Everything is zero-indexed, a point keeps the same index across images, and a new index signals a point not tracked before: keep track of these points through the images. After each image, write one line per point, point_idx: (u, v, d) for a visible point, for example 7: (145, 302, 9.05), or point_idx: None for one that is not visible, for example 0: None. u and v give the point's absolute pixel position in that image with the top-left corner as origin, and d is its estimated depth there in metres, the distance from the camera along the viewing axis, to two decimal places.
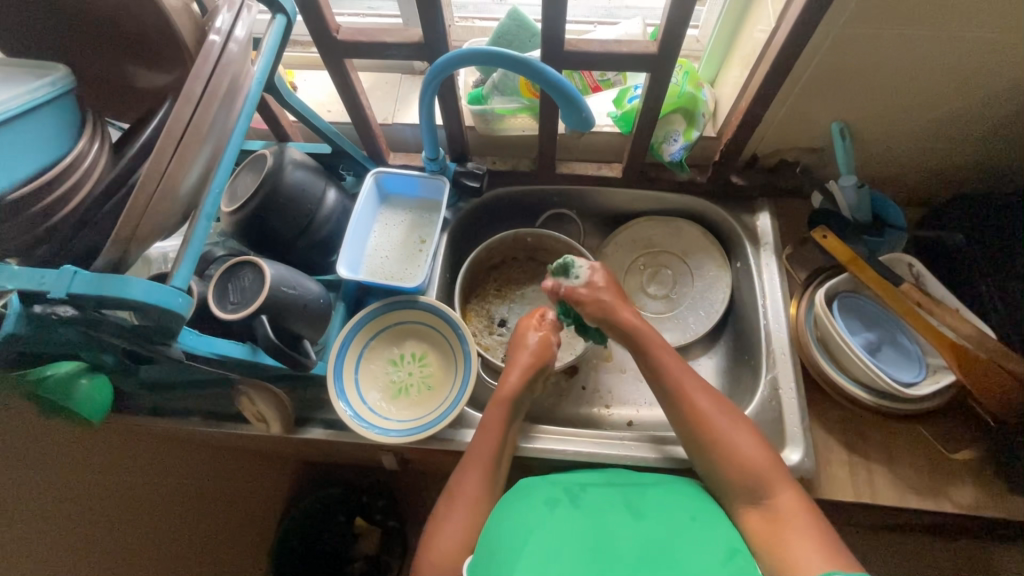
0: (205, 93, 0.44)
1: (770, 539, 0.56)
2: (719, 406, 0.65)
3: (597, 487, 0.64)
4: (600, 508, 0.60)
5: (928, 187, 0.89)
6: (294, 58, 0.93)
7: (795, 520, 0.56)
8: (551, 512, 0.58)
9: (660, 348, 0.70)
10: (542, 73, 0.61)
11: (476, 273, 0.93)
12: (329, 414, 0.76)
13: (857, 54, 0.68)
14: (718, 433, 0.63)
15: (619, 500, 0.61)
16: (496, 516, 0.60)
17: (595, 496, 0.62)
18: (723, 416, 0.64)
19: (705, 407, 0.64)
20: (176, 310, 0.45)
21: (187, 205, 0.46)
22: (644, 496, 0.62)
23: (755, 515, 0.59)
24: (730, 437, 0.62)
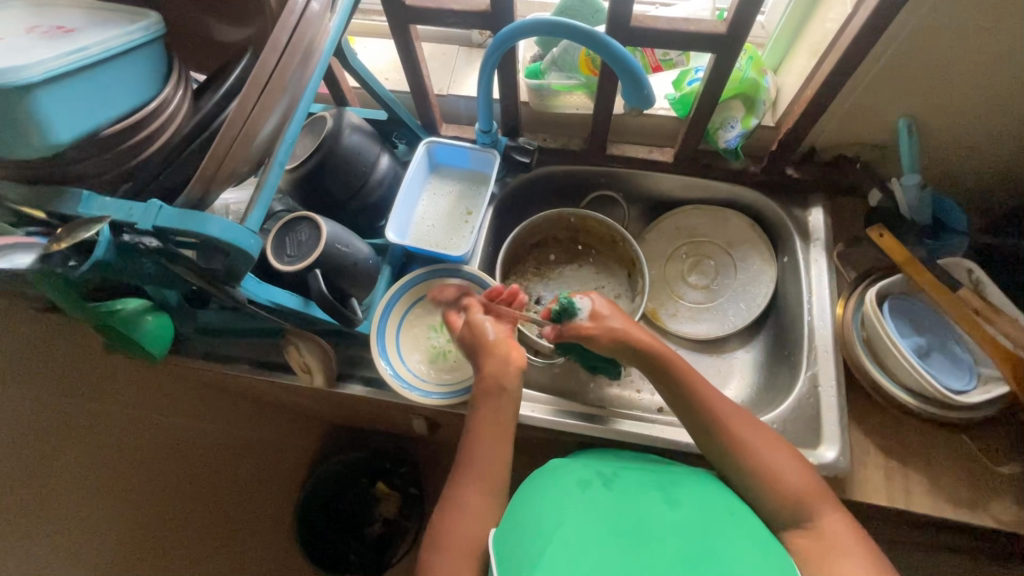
0: (289, 43, 0.46)
1: (817, 557, 0.56)
2: (758, 426, 0.64)
3: (627, 471, 0.66)
4: (632, 493, 0.62)
5: (997, 193, 0.85)
6: (357, 25, 0.95)
7: (841, 541, 0.56)
8: (582, 496, 0.60)
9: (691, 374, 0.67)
10: (607, 47, 0.60)
11: (517, 250, 0.94)
12: (369, 371, 0.78)
13: (938, 45, 0.65)
14: (764, 459, 0.62)
15: (652, 487, 0.63)
16: (526, 493, 0.63)
17: (626, 480, 0.64)
18: (763, 441, 0.63)
19: (744, 427, 0.64)
20: (249, 251, 0.47)
21: (263, 153, 0.48)
22: (676, 482, 0.63)
23: (801, 536, 0.58)
24: (774, 459, 0.62)
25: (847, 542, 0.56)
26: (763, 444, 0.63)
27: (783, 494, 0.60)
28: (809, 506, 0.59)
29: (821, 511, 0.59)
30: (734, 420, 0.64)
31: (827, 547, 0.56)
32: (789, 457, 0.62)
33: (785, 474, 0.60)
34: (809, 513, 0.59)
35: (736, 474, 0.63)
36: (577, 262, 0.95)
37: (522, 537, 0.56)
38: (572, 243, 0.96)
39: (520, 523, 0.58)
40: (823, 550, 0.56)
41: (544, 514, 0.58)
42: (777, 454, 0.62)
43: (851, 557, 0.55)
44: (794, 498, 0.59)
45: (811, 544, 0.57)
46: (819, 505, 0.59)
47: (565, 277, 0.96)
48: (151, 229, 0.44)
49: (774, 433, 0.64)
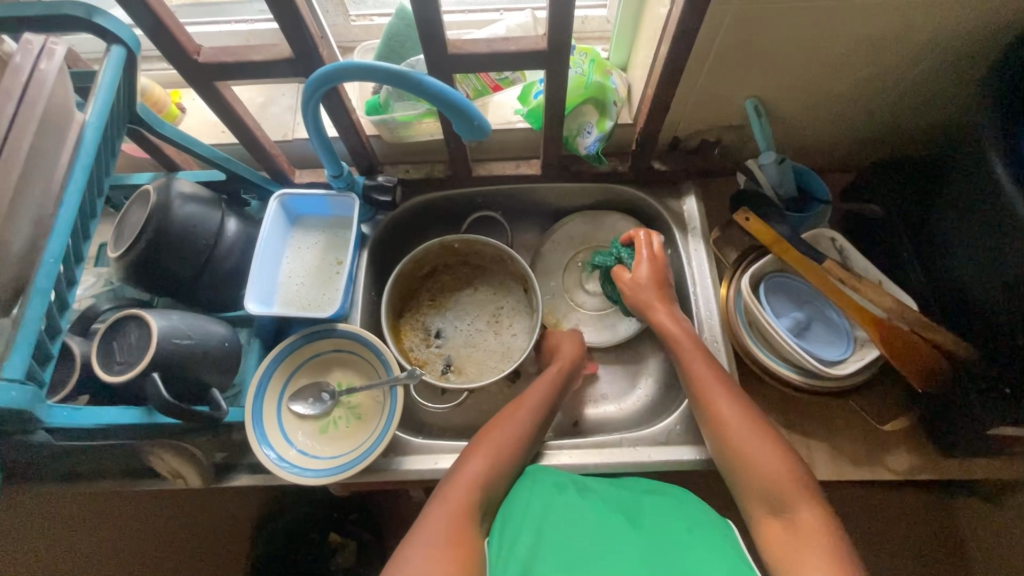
0: (1, 159, 0.37)
1: (783, 550, 0.55)
2: (745, 409, 0.64)
3: (604, 490, 0.64)
4: (600, 510, 0.60)
5: (852, 154, 0.88)
6: (175, 75, 0.85)
7: (811, 538, 0.54)
8: (554, 516, 0.59)
9: (696, 354, 0.69)
10: (422, 84, 0.56)
11: (407, 287, 0.89)
12: (254, 457, 0.72)
13: (761, 29, 0.64)
14: (744, 443, 0.61)
15: (616, 505, 0.61)
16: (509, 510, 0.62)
17: (595, 495, 0.62)
18: (747, 426, 0.62)
19: (731, 412, 0.63)
20: (13, 405, 0.40)
21: (13, 282, 0.40)
22: (643, 503, 0.61)
23: (774, 525, 0.57)
24: (752, 445, 0.61)
25: (814, 541, 0.54)
26: (749, 429, 0.62)
27: (761, 483, 0.59)
28: (784, 495, 0.57)
29: (798, 504, 0.57)
30: (724, 404, 0.64)
31: (794, 543, 0.54)
32: (769, 446, 0.60)
33: (763, 460, 0.59)
34: (786, 504, 0.57)
35: (722, 457, 0.63)
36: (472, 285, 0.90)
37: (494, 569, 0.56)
38: (463, 265, 0.91)
39: (498, 555, 0.57)
40: (789, 541, 0.55)
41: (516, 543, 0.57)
42: (762, 441, 0.61)
43: (815, 552, 0.53)
44: (769, 485, 0.58)
45: (784, 536, 0.56)
46: (792, 495, 0.57)
47: (463, 303, 0.90)
48: None
49: (760, 417, 0.64)
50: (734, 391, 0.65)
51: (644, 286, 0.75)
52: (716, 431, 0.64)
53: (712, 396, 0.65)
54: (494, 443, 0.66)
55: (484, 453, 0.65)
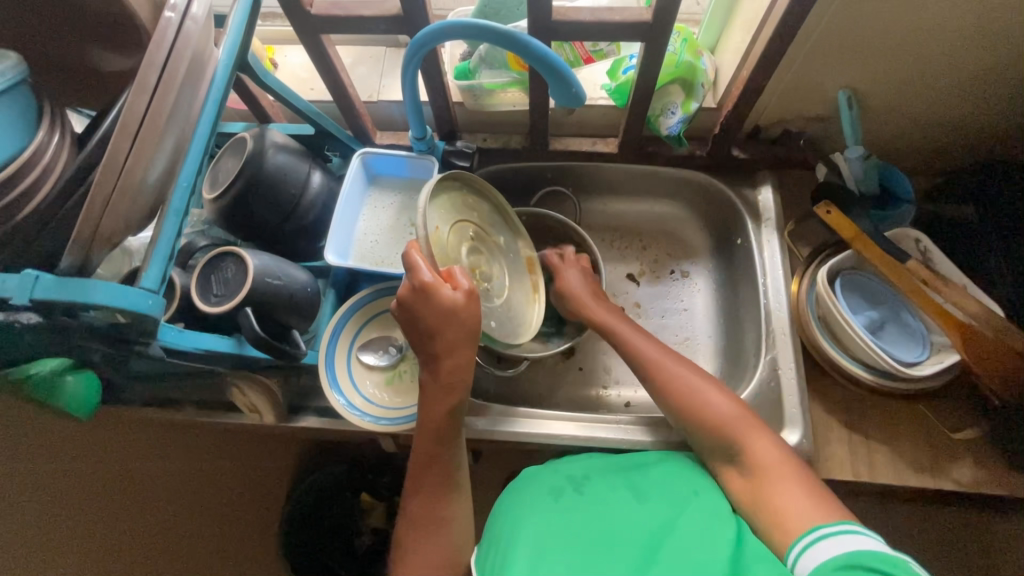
0: (160, 82, 0.40)
1: (753, 495, 0.57)
2: (692, 369, 0.67)
3: (599, 473, 0.64)
4: (602, 496, 0.60)
5: (941, 157, 0.84)
6: (272, 32, 0.89)
7: (773, 473, 0.57)
8: (554, 505, 0.59)
9: (639, 334, 0.73)
10: (528, 47, 0.57)
11: None
12: (322, 401, 0.75)
13: (870, 17, 0.63)
14: (697, 393, 0.64)
15: (620, 483, 0.62)
16: (509, 505, 0.63)
17: (597, 483, 0.62)
18: (693, 375, 0.66)
19: (678, 375, 0.66)
20: (150, 313, 0.43)
21: (154, 200, 0.44)
22: (647, 478, 0.62)
23: (734, 473, 0.60)
24: (704, 393, 0.64)
25: (779, 471, 0.56)
26: (696, 386, 0.65)
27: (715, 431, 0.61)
28: (739, 436, 0.60)
29: (750, 441, 0.59)
30: (671, 366, 0.67)
31: (764, 482, 0.56)
32: (718, 391, 0.64)
33: (716, 409, 0.62)
34: (737, 443, 0.60)
35: (674, 414, 0.66)
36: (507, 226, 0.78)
37: (498, 550, 0.56)
38: (495, 207, 0.76)
39: (496, 540, 0.58)
40: (759, 484, 0.57)
41: (518, 524, 0.58)
42: (713, 391, 0.64)
43: (788, 485, 0.55)
44: (723, 431, 0.61)
45: (745, 481, 0.58)
46: (748, 434, 0.60)
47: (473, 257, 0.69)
48: (29, 303, 0.40)
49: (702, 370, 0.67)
50: (682, 357, 0.69)
51: (583, 289, 0.79)
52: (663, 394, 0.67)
53: (661, 363, 0.68)
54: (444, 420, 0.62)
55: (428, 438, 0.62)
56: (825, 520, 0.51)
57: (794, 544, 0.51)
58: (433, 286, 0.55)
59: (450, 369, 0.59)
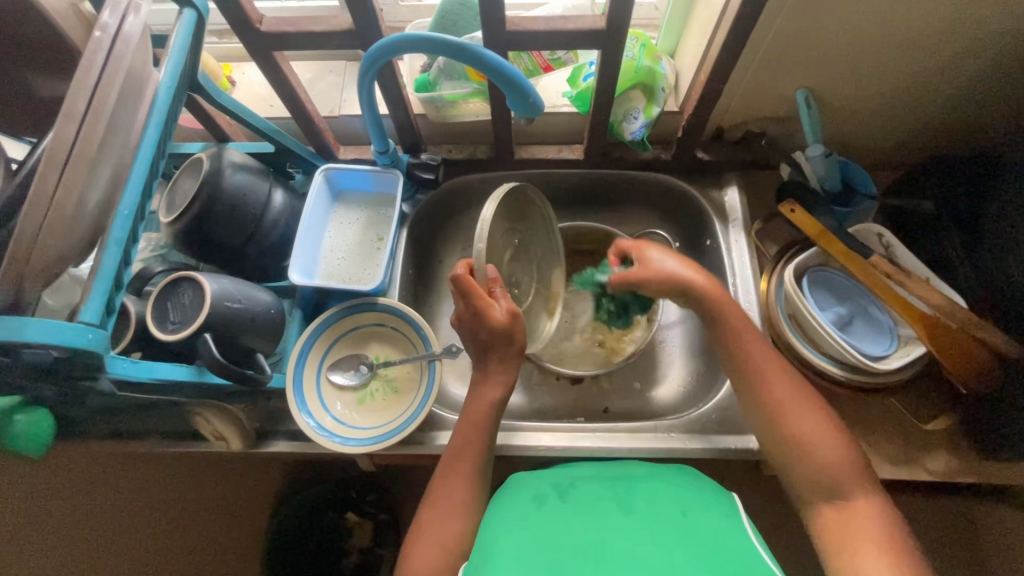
0: (90, 106, 0.38)
1: (839, 536, 0.54)
2: (804, 396, 0.61)
3: (586, 482, 0.66)
4: (587, 503, 0.61)
5: (899, 152, 0.86)
6: (227, 49, 0.87)
7: (866, 523, 0.54)
8: (537, 512, 0.60)
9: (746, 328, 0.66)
10: (483, 59, 0.56)
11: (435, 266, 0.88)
12: (292, 425, 0.73)
13: (822, 18, 0.64)
14: (799, 424, 0.59)
15: (608, 493, 0.63)
16: (494, 508, 0.63)
17: (583, 491, 0.63)
18: (802, 404, 0.61)
19: (791, 401, 0.61)
20: (90, 348, 0.41)
21: (92, 230, 0.42)
22: (634, 491, 0.63)
23: (828, 512, 0.56)
24: (807, 429, 0.59)
25: (869, 528, 0.53)
26: (810, 415, 0.60)
27: (817, 473, 0.57)
28: (842, 483, 0.56)
29: (852, 490, 0.56)
30: (778, 387, 0.62)
31: (848, 526, 0.54)
32: (823, 427, 0.59)
33: (818, 450, 0.58)
34: (841, 491, 0.56)
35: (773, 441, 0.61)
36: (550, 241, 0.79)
37: (480, 546, 0.57)
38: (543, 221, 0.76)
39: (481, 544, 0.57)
40: (846, 531, 0.54)
41: (499, 527, 0.58)
42: (823, 427, 0.59)
43: (866, 539, 0.52)
44: (826, 473, 0.57)
45: (836, 524, 0.55)
46: (851, 480, 0.56)
47: (513, 267, 0.72)
48: None
49: (811, 396, 0.62)
50: (789, 376, 0.63)
51: (659, 279, 0.69)
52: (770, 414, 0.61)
53: (784, 381, 0.62)
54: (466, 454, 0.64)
55: (467, 457, 0.65)
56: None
57: None
58: (485, 304, 0.62)
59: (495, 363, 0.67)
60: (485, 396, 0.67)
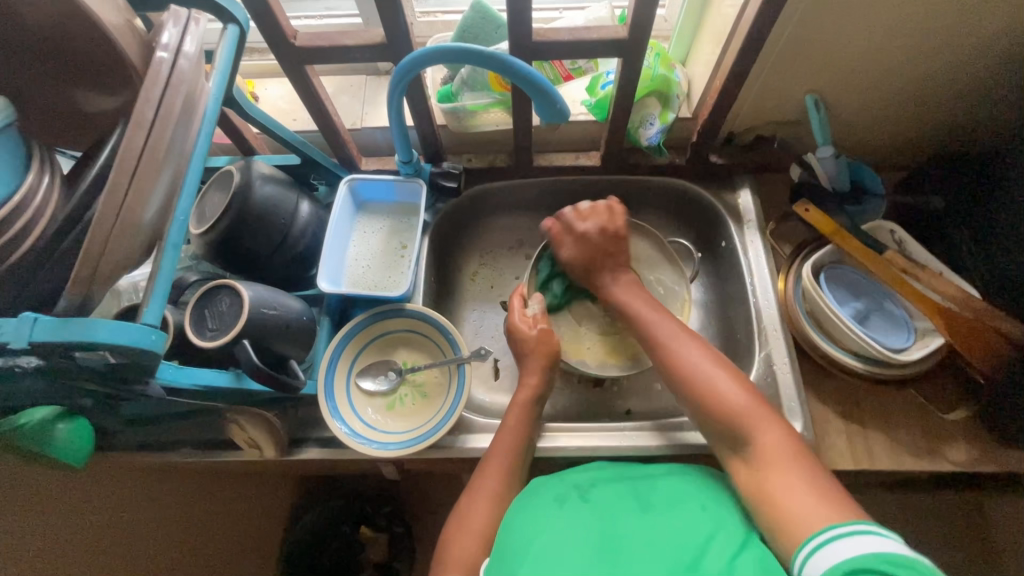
0: (158, 116, 0.40)
1: (755, 481, 0.55)
2: (706, 352, 0.65)
3: (604, 482, 0.64)
4: (609, 505, 0.59)
5: (904, 153, 0.89)
6: (252, 67, 0.90)
7: (777, 459, 0.54)
8: (558, 512, 0.58)
9: (659, 316, 0.70)
10: (511, 66, 0.59)
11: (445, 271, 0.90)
12: (323, 431, 0.74)
13: (831, 25, 0.67)
14: (701, 373, 0.62)
15: (628, 494, 0.61)
16: (512, 512, 0.60)
17: (603, 492, 0.62)
18: (705, 358, 0.64)
19: (693, 359, 0.64)
20: (152, 349, 0.43)
21: (152, 236, 0.43)
22: (655, 491, 0.61)
23: (740, 463, 0.58)
24: (712, 376, 0.62)
25: (785, 462, 0.54)
26: (705, 368, 0.63)
27: (721, 416, 0.59)
28: (750, 425, 0.57)
29: (760, 429, 0.57)
30: (682, 349, 0.65)
31: (765, 471, 0.54)
32: (727, 373, 0.62)
33: (727, 398, 0.60)
34: (747, 433, 0.57)
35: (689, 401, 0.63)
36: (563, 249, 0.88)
37: (505, 555, 0.54)
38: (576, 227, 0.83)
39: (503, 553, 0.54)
40: (760, 471, 0.55)
41: (523, 532, 0.55)
42: (723, 376, 0.62)
43: (788, 475, 0.53)
44: (731, 418, 0.59)
45: (750, 473, 0.56)
46: (759, 423, 0.57)
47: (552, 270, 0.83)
48: (27, 347, 0.39)
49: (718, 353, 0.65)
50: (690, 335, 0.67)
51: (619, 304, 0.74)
52: (675, 377, 0.65)
53: (669, 340, 0.67)
54: (503, 451, 0.68)
55: (501, 451, 0.68)
56: (839, 521, 0.48)
57: (803, 544, 0.48)
58: (517, 323, 0.77)
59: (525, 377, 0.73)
60: (519, 390, 0.72)
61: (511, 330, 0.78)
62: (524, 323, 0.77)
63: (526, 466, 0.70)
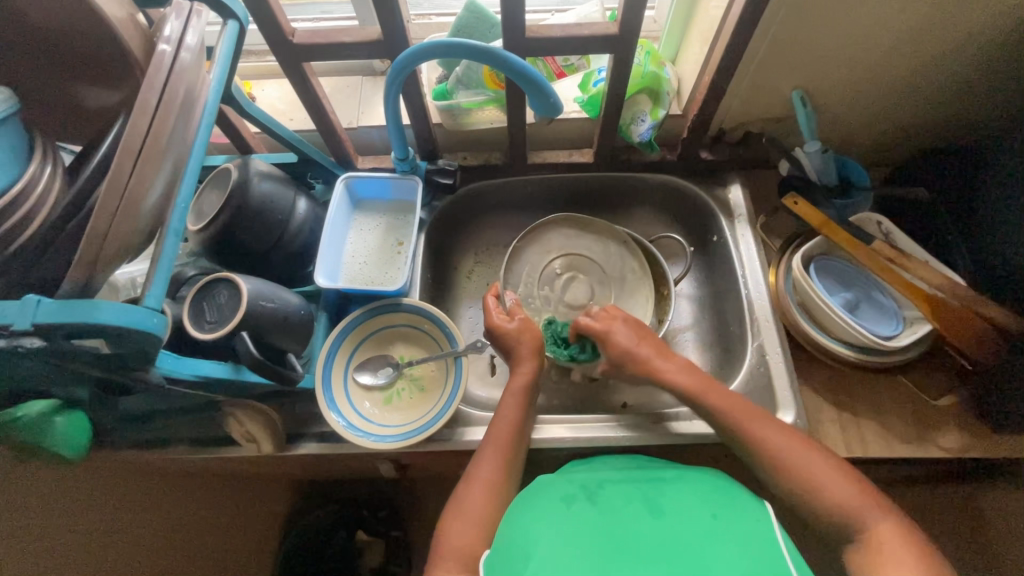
0: (161, 103, 0.41)
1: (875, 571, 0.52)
2: (791, 436, 0.61)
3: (612, 483, 0.63)
4: (616, 506, 0.59)
5: (889, 148, 0.91)
6: (249, 67, 0.91)
7: (891, 548, 0.52)
8: (565, 512, 0.58)
9: (736, 399, 0.64)
10: (505, 61, 0.60)
11: (443, 264, 0.91)
12: (321, 426, 0.74)
13: (814, 23, 0.69)
14: (797, 465, 0.58)
15: (636, 493, 0.61)
16: (513, 513, 0.61)
17: (610, 493, 0.61)
18: (797, 444, 0.60)
19: (789, 446, 0.60)
20: (155, 331, 0.44)
21: (154, 223, 0.44)
22: (662, 493, 0.60)
23: (853, 551, 0.54)
24: (807, 463, 0.58)
25: (903, 551, 0.51)
26: (806, 456, 0.59)
27: (818, 503, 0.56)
28: (856, 515, 0.55)
29: (871, 518, 0.54)
30: (774, 438, 0.60)
31: (880, 558, 0.52)
32: (828, 465, 0.58)
33: (830, 490, 0.56)
34: (859, 524, 0.54)
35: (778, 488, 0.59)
36: (549, 254, 0.88)
37: (510, 554, 0.54)
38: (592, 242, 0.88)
39: (508, 551, 0.55)
40: (880, 560, 0.52)
41: (528, 528, 0.56)
42: (815, 459, 0.59)
43: (909, 566, 0.50)
44: (842, 511, 0.55)
45: (861, 554, 0.53)
46: (863, 511, 0.55)
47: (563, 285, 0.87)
48: (30, 328, 0.40)
49: (809, 439, 0.61)
50: (773, 420, 0.62)
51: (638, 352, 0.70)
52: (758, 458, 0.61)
53: (748, 426, 0.62)
54: (501, 438, 0.68)
55: (499, 447, 0.68)
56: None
57: None
58: (494, 321, 0.76)
59: (519, 373, 0.73)
60: (515, 380, 0.73)
61: (489, 327, 0.77)
62: (502, 319, 0.77)
63: (521, 457, 0.70)
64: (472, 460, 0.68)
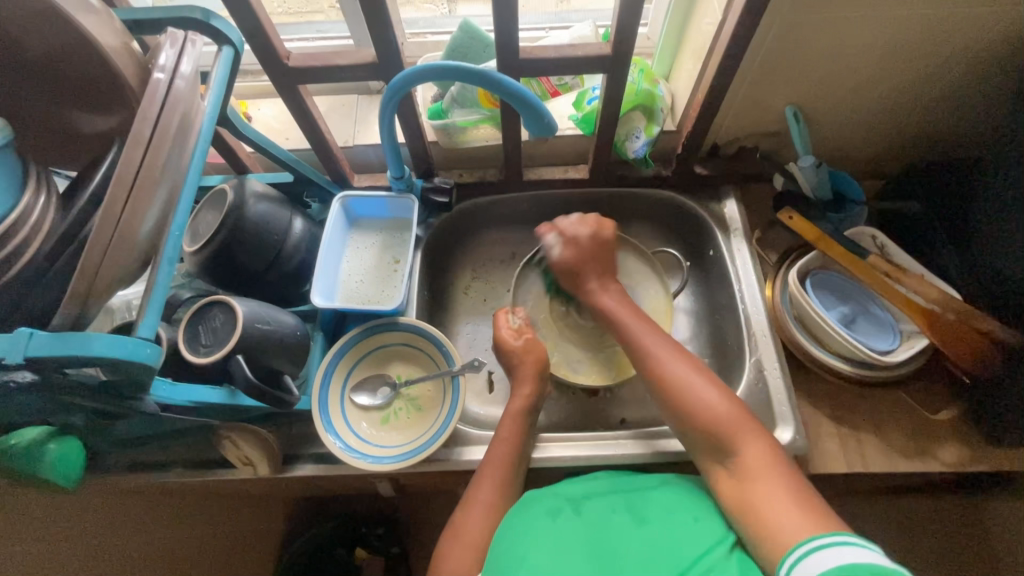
0: (155, 134, 0.41)
1: (737, 494, 0.54)
2: (686, 361, 0.64)
3: (598, 495, 0.63)
4: (601, 516, 0.58)
5: (883, 161, 0.91)
6: (246, 88, 0.91)
7: (761, 470, 0.54)
8: (552, 525, 0.57)
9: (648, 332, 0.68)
10: (499, 83, 0.61)
11: (440, 280, 0.92)
12: (318, 448, 0.73)
13: (804, 41, 0.70)
14: (682, 387, 0.61)
15: (619, 503, 0.60)
16: (503, 526, 0.59)
17: (594, 504, 0.61)
18: (688, 368, 0.63)
19: (688, 377, 0.62)
20: (147, 361, 0.43)
21: (148, 251, 0.44)
22: (647, 500, 0.60)
23: (722, 473, 0.57)
24: (694, 387, 0.61)
25: (768, 472, 0.53)
26: (699, 384, 0.61)
27: (702, 423, 0.59)
28: (731, 434, 0.57)
29: (745, 440, 0.56)
30: (669, 360, 0.64)
31: (748, 480, 0.54)
32: (711, 387, 0.61)
33: (710, 407, 0.59)
34: (729, 444, 0.57)
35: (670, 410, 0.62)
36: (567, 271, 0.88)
37: (501, 566, 0.53)
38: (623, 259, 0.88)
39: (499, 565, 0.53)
40: (744, 484, 0.54)
41: (519, 543, 0.55)
42: (702, 383, 0.61)
43: (768, 487, 0.52)
44: (715, 428, 0.58)
45: (730, 481, 0.56)
46: (738, 434, 0.57)
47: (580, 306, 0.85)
48: (24, 361, 0.40)
49: (700, 364, 0.64)
50: (671, 347, 0.66)
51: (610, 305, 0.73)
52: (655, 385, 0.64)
53: (654, 354, 0.65)
54: (499, 462, 0.67)
55: (497, 469, 0.67)
56: (821, 531, 0.47)
57: (787, 555, 0.48)
58: (502, 336, 0.78)
59: (518, 395, 0.73)
60: (513, 400, 0.72)
61: (498, 340, 0.78)
62: (509, 336, 0.77)
63: (521, 475, 0.70)
64: (472, 480, 0.67)
